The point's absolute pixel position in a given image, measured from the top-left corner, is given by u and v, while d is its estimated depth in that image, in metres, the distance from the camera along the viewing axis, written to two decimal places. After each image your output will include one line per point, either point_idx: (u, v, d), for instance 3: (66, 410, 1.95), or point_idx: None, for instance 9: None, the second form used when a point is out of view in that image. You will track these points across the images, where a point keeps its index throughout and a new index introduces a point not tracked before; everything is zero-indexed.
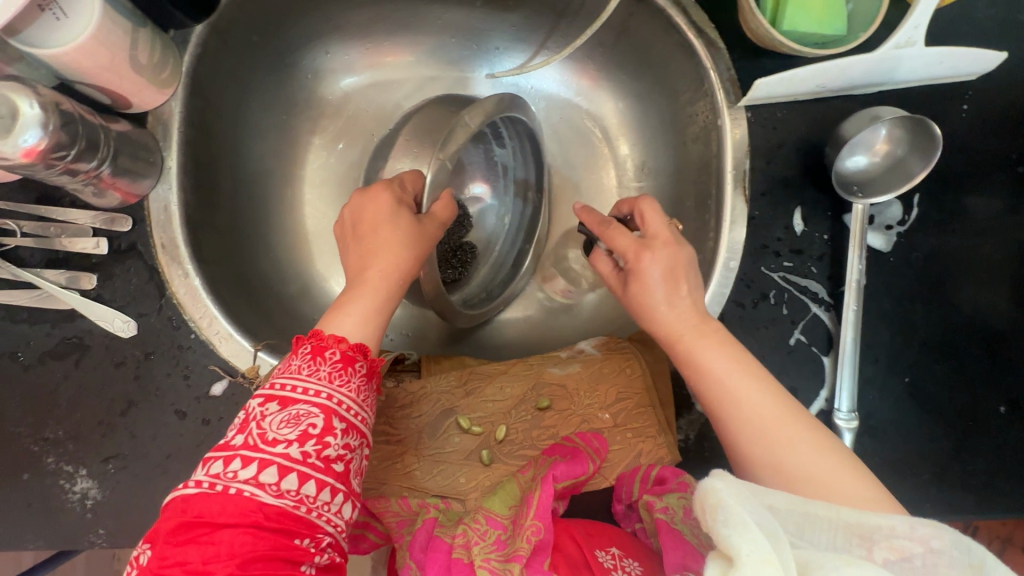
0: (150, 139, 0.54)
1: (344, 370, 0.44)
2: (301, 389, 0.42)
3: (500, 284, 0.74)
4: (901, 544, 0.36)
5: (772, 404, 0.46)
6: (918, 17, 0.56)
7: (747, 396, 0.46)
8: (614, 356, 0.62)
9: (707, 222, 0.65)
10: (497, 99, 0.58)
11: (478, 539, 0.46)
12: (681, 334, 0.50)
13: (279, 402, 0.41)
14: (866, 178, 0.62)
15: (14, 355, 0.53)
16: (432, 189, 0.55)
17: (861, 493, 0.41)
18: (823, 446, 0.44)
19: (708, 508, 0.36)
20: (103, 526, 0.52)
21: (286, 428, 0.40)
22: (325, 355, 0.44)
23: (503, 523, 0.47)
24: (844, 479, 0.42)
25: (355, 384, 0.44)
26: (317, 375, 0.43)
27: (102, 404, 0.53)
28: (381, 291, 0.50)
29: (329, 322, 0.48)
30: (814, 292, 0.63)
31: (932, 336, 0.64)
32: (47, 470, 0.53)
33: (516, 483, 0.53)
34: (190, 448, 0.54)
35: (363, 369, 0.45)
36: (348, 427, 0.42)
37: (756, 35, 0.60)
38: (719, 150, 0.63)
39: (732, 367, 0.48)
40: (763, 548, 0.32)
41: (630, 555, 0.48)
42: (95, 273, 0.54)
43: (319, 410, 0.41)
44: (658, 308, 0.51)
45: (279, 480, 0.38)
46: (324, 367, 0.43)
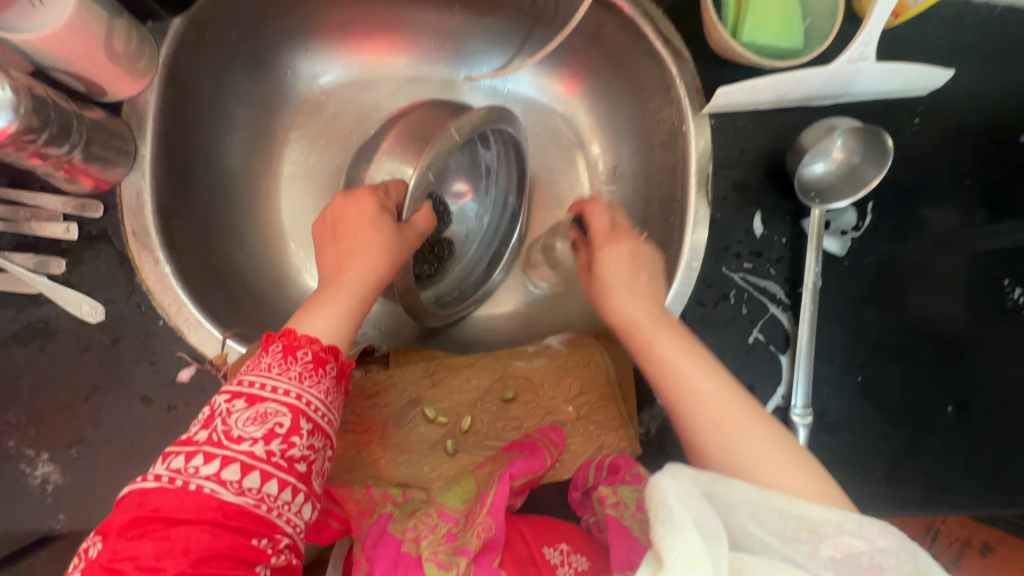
0: (125, 128, 0.55)
1: (315, 371, 0.44)
2: (269, 387, 0.42)
3: (473, 285, 0.76)
4: (847, 542, 0.38)
5: (720, 392, 0.48)
6: (869, 34, 0.59)
7: (699, 382, 0.49)
8: (579, 351, 0.63)
9: (672, 224, 0.67)
10: (480, 116, 0.59)
11: (428, 533, 0.47)
12: (643, 325, 0.54)
13: (246, 399, 0.41)
14: (823, 185, 0.65)
15: None
16: (415, 200, 0.56)
17: (802, 485, 0.43)
18: (770, 439, 0.46)
19: (653, 503, 0.37)
20: (63, 510, 0.52)
21: (251, 426, 0.40)
22: (296, 354, 0.44)
23: (454, 517, 0.49)
24: (791, 476, 0.44)
25: (325, 386, 0.44)
26: (287, 375, 0.43)
27: (67, 389, 0.54)
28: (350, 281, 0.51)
29: (298, 323, 0.48)
30: (773, 293, 0.65)
31: (884, 338, 0.67)
32: (8, 453, 0.53)
33: (474, 478, 0.54)
34: (155, 434, 0.54)
35: (334, 371, 0.46)
36: (315, 428, 0.43)
37: (719, 47, 0.63)
38: (684, 155, 0.66)
39: (689, 358, 0.51)
40: (694, 550, 0.34)
41: (578, 551, 0.49)
42: (64, 258, 0.54)
43: (287, 409, 0.41)
44: (617, 298, 0.56)
45: (241, 478, 0.39)
46: (294, 366, 0.44)
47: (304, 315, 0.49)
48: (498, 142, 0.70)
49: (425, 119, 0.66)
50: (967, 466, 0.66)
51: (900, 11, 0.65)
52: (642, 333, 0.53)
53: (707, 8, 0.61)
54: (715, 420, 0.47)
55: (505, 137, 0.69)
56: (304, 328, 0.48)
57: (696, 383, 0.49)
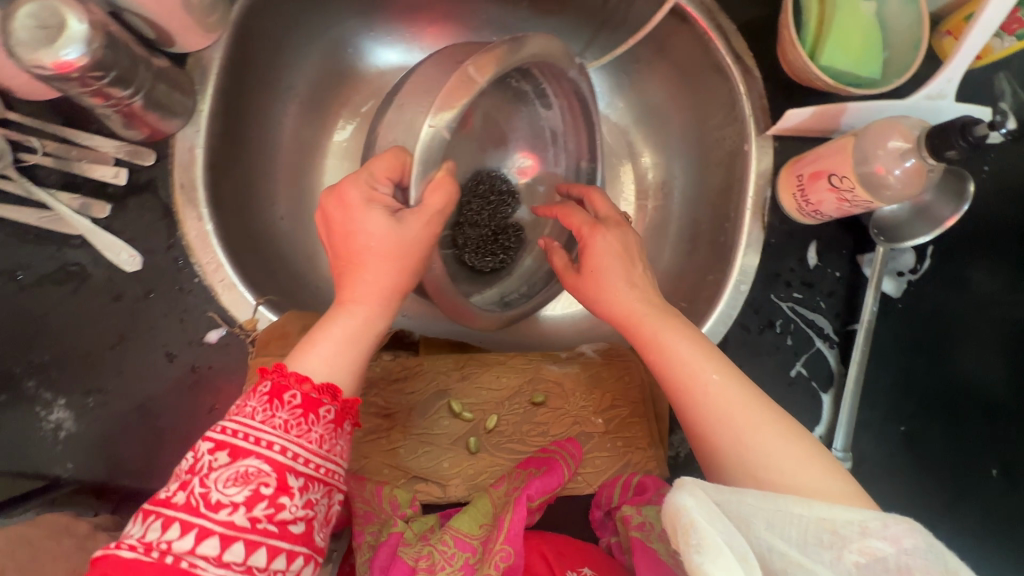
0: (187, 81, 0.54)
1: (304, 418, 0.40)
2: (254, 439, 0.38)
3: (542, 277, 0.68)
4: (872, 546, 0.38)
5: (739, 389, 0.47)
6: (951, 72, 0.57)
7: (700, 370, 0.48)
8: (615, 363, 0.61)
9: (723, 244, 0.65)
10: (536, 41, 0.51)
11: (443, 564, 0.45)
12: (635, 314, 0.52)
13: (229, 451, 0.38)
14: (892, 223, 0.61)
15: (13, 275, 0.51)
16: (425, 168, 0.47)
17: (825, 484, 0.43)
18: (783, 440, 0.45)
19: (680, 527, 0.38)
20: (75, 458, 0.51)
21: (233, 489, 0.36)
22: (282, 398, 0.40)
23: (472, 546, 0.47)
24: (805, 474, 0.43)
25: (317, 433, 0.40)
26: (271, 425, 0.38)
27: (93, 336, 0.52)
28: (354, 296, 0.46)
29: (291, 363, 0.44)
30: (820, 327, 0.63)
31: (930, 389, 0.65)
32: (25, 393, 0.51)
33: (490, 499, 0.51)
34: (176, 393, 0.53)
35: (328, 413, 0.41)
36: (307, 484, 0.39)
37: (792, 68, 0.62)
38: (743, 175, 0.64)
39: (690, 344, 0.49)
40: None
41: None
42: (109, 203, 0.53)
43: (272, 468, 0.37)
44: (615, 287, 0.53)
45: (220, 553, 0.35)
46: (280, 413, 0.39)
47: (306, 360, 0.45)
48: (546, 93, 0.61)
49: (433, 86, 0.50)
50: (1006, 531, 0.64)
51: (985, 53, 0.61)
52: (637, 325, 0.52)
53: (784, 27, 0.59)
54: (722, 421, 0.46)
55: (552, 89, 0.61)
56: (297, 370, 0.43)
57: (702, 379, 0.48)
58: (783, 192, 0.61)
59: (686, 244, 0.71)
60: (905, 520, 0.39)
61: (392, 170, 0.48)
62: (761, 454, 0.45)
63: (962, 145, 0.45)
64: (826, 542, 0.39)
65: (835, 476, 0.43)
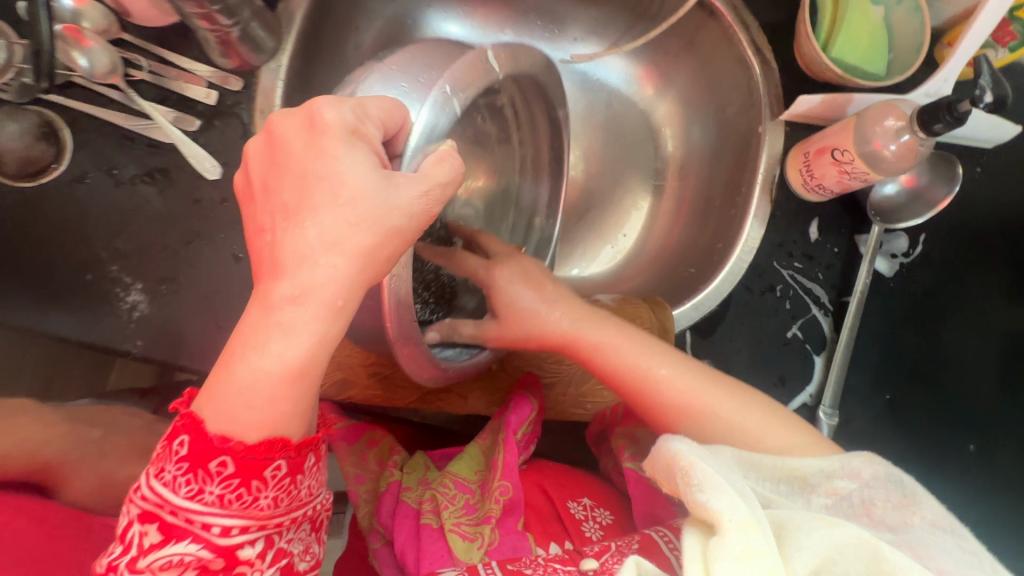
0: (276, 21, 0.61)
1: (242, 488, 0.36)
2: (187, 519, 0.35)
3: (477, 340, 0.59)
4: (838, 485, 0.47)
5: (687, 381, 0.54)
6: (948, 72, 0.64)
7: (647, 372, 0.55)
8: (627, 308, 0.67)
9: (733, 216, 0.72)
10: (534, 56, 0.53)
11: (447, 504, 0.56)
12: (566, 331, 0.58)
13: (159, 525, 0.35)
14: (890, 207, 0.68)
15: (109, 171, 0.58)
16: (425, 136, 0.41)
17: (788, 440, 0.51)
18: (743, 411, 0.52)
19: (683, 470, 0.44)
20: (143, 337, 0.57)
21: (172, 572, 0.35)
22: (210, 470, 0.35)
23: (469, 488, 0.59)
24: (774, 435, 0.51)
25: (266, 499, 0.37)
26: (203, 502, 0.35)
27: (173, 231, 0.59)
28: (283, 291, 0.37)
29: (206, 403, 0.37)
30: (817, 296, 0.69)
31: (915, 365, 0.71)
32: (108, 275, 0.57)
33: (479, 447, 0.63)
34: (240, 290, 0.60)
35: (278, 469, 0.37)
36: (263, 544, 0.37)
37: (806, 60, 0.69)
38: (756, 154, 0.71)
39: (632, 347, 0.56)
40: (742, 513, 0.39)
41: (599, 504, 0.60)
42: (198, 119, 0.60)
43: (212, 552, 0.35)
44: (545, 313, 0.57)
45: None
46: (212, 488, 0.35)
47: (225, 392, 0.36)
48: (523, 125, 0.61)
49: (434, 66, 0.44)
50: (976, 501, 0.69)
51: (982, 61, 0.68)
52: (581, 337, 0.57)
53: (802, 22, 0.66)
54: (684, 415, 0.53)
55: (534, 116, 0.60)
56: (220, 424, 0.36)
57: (654, 384, 0.54)
58: (790, 167, 0.68)
59: (699, 218, 0.78)
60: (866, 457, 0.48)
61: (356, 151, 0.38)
62: (723, 429, 0.52)
63: (946, 120, 0.52)
64: (798, 488, 0.47)
65: (794, 429, 0.52)
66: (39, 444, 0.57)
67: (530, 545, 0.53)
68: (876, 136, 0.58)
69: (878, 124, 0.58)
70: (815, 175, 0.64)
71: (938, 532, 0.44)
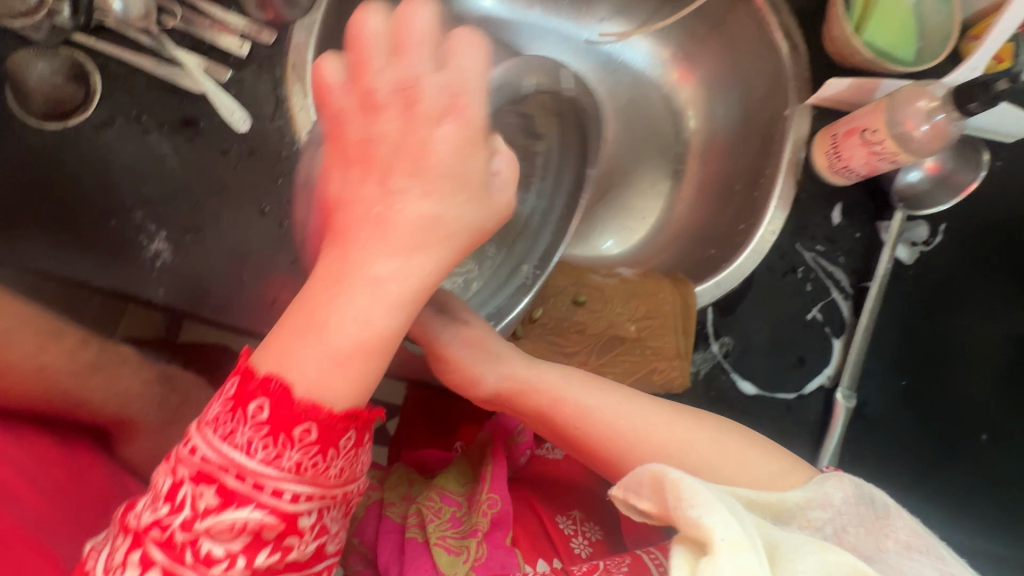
0: None
1: (319, 455, 0.32)
2: (256, 484, 0.31)
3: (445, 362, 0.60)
4: (812, 516, 0.43)
5: (656, 418, 0.49)
6: (976, 61, 0.64)
7: (611, 422, 0.49)
8: (650, 281, 0.67)
9: (757, 198, 0.72)
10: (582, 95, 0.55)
11: (433, 517, 0.59)
12: (517, 381, 0.52)
13: (217, 488, 0.31)
14: (914, 193, 0.68)
15: (138, 118, 0.58)
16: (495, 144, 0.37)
17: (769, 470, 0.46)
18: (714, 444, 0.48)
19: (670, 487, 0.39)
20: (165, 286, 0.56)
21: (228, 541, 0.31)
22: (292, 430, 0.32)
23: (456, 502, 0.62)
24: (750, 466, 0.47)
25: (337, 468, 0.34)
26: (279, 466, 0.32)
27: (200, 181, 0.58)
28: (372, 267, 0.33)
29: (275, 353, 0.33)
30: (838, 280, 0.69)
31: (931, 353, 0.70)
32: (132, 222, 0.57)
33: (468, 461, 0.67)
34: (265, 244, 0.59)
35: (351, 439, 0.34)
36: (323, 516, 0.34)
37: (834, 47, 0.69)
38: (783, 137, 0.71)
39: (589, 391, 0.50)
40: (732, 532, 0.35)
41: (587, 517, 0.65)
42: (229, 70, 0.59)
43: (275, 521, 0.32)
44: (493, 362, 0.52)
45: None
46: (289, 451, 0.32)
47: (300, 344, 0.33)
48: (549, 179, 0.62)
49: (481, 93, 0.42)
50: (989, 491, 0.69)
51: None
52: (535, 387, 0.51)
53: (835, 4, 0.67)
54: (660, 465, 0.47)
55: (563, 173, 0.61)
56: (297, 391, 0.32)
57: (616, 434, 0.49)
58: (817, 150, 0.68)
59: (720, 202, 0.78)
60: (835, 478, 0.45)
61: (471, 139, 0.35)
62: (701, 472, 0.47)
63: (983, 98, 0.55)
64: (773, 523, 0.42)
65: (772, 458, 0.47)
66: (134, 397, 0.56)
67: (518, 560, 0.55)
68: (910, 117, 0.59)
69: (912, 102, 0.58)
70: (845, 154, 0.64)
71: (916, 555, 0.41)
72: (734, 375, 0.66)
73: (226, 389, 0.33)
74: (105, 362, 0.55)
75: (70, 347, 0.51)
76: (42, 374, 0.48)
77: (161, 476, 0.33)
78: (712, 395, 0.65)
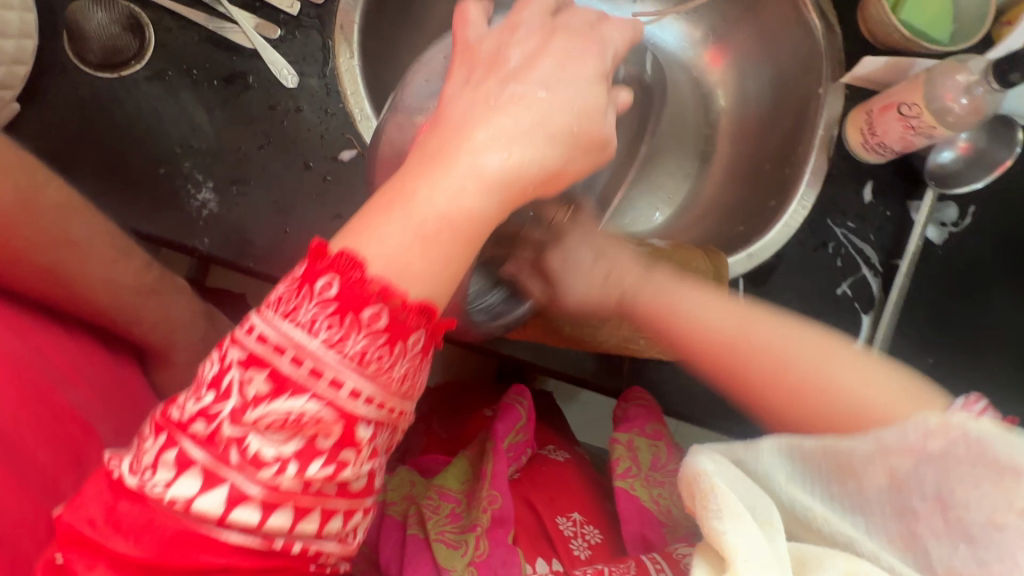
0: None
1: (379, 350, 0.33)
2: (315, 371, 0.32)
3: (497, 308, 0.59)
4: (893, 468, 0.41)
5: (756, 326, 0.49)
6: (1011, 42, 0.63)
7: (708, 321, 0.51)
8: (683, 251, 0.67)
9: (788, 174, 0.73)
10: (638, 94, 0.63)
11: (434, 514, 0.63)
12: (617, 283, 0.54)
13: (272, 375, 0.32)
14: (948, 172, 0.69)
15: (189, 70, 0.59)
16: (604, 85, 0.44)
17: (886, 390, 0.44)
18: (831, 353, 0.46)
19: (701, 495, 0.42)
20: (209, 235, 0.57)
21: (280, 433, 0.32)
22: (358, 316, 0.33)
23: (455, 499, 0.66)
24: (863, 380, 0.44)
25: (395, 372, 0.34)
26: (340, 354, 0.32)
27: (247, 134, 0.59)
28: (465, 166, 0.38)
29: (366, 231, 0.36)
30: (868, 257, 0.70)
31: (958, 333, 0.71)
32: (181, 171, 0.58)
33: (468, 459, 0.71)
34: (308, 198, 0.60)
35: (411, 345, 0.34)
36: (374, 428, 0.34)
37: (869, 27, 0.70)
38: (816, 116, 0.72)
39: (689, 295, 0.52)
40: (755, 552, 0.38)
41: (588, 520, 0.66)
42: (279, 28, 0.61)
43: (331, 415, 0.32)
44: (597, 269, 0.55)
45: (263, 518, 0.31)
46: (352, 338, 0.33)
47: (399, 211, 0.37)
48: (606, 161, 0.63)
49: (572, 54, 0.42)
50: None
51: None
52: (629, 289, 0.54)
53: None
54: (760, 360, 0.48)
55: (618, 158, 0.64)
56: (376, 269, 0.34)
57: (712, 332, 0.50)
58: (850, 126, 0.69)
59: (749, 180, 0.79)
60: (940, 427, 0.39)
61: (562, 93, 0.41)
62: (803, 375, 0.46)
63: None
64: (847, 473, 0.43)
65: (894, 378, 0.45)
66: (181, 326, 0.60)
67: (519, 558, 0.59)
68: (947, 96, 0.60)
69: (948, 78, 0.60)
70: (880, 130, 0.65)
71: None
72: None
73: (293, 273, 0.35)
74: (162, 288, 0.57)
75: (136, 266, 0.54)
76: (109, 286, 0.51)
77: (204, 370, 0.34)
78: None
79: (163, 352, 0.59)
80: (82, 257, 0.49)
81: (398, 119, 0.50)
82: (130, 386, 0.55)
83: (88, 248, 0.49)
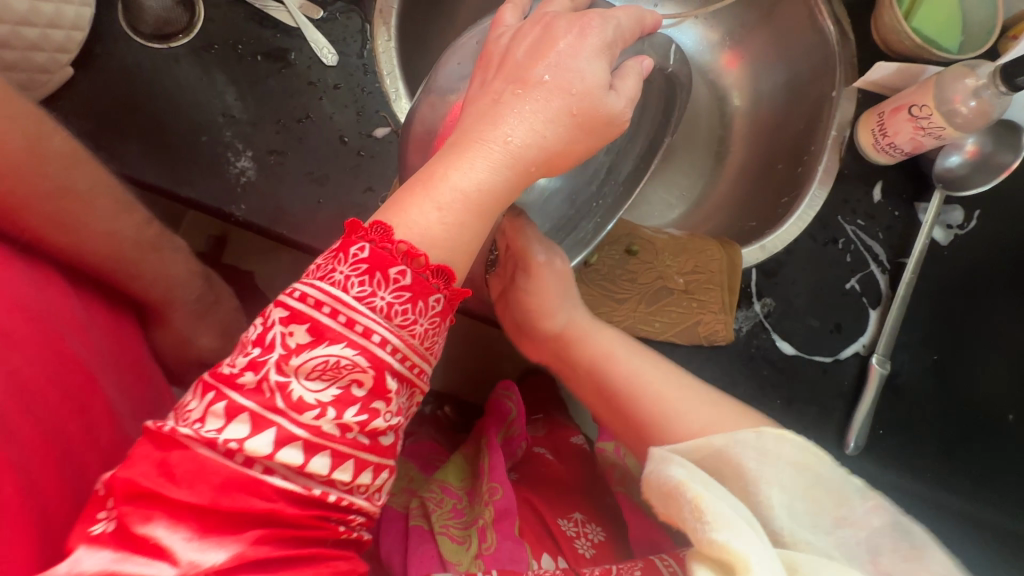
0: None
1: (406, 307, 0.37)
2: (348, 322, 0.35)
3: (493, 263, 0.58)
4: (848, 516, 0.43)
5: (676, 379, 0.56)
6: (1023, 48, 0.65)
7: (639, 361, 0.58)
8: (697, 240, 0.71)
9: (800, 173, 0.76)
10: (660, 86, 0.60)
11: (437, 509, 0.64)
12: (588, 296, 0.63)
13: (311, 327, 0.36)
14: (955, 176, 0.72)
15: (234, 45, 0.61)
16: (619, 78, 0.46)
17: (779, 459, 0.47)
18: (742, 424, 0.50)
19: (688, 503, 0.41)
20: (246, 202, 0.59)
21: (320, 380, 0.35)
22: (387, 273, 0.37)
23: (456, 495, 0.67)
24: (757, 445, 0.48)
25: (420, 327, 0.38)
26: (372, 309, 0.36)
27: (286, 108, 0.62)
28: (500, 149, 0.42)
29: (413, 197, 0.40)
30: (876, 254, 0.72)
31: (962, 331, 0.73)
32: (221, 139, 0.60)
33: (464, 459, 0.73)
34: (341, 171, 0.62)
35: (435, 305, 0.38)
36: (401, 382, 0.37)
37: (881, 34, 0.73)
38: (828, 118, 0.74)
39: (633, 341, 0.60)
40: (755, 551, 0.37)
41: (589, 521, 0.66)
42: (320, 9, 0.64)
43: (365, 364, 0.36)
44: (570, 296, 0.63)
45: (305, 460, 0.34)
46: (382, 293, 0.36)
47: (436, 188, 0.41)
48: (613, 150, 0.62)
49: (607, 31, 0.44)
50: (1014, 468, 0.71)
51: None
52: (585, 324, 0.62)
53: None
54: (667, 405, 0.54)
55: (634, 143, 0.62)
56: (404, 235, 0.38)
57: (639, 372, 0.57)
58: (861, 128, 0.71)
59: (761, 179, 0.82)
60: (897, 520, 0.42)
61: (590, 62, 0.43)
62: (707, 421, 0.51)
63: None
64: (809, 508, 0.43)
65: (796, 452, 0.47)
66: (179, 283, 0.58)
67: (526, 554, 0.58)
68: (958, 98, 0.63)
69: (959, 81, 0.63)
70: (891, 129, 0.68)
71: None
72: (774, 335, 0.69)
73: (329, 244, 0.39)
74: (163, 243, 0.56)
75: (138, 221, 0.52)
76: (112, 238, 0.49)
77: (250, 332, 0.38)
78: (753, 351, 0.68)
79: (163, 308, 0.58)
80: (86, 206, 0.47)
81: (431, 98, 0.52)
82: (125, 342, 0.55)
83: (94, 198, 0.47)
